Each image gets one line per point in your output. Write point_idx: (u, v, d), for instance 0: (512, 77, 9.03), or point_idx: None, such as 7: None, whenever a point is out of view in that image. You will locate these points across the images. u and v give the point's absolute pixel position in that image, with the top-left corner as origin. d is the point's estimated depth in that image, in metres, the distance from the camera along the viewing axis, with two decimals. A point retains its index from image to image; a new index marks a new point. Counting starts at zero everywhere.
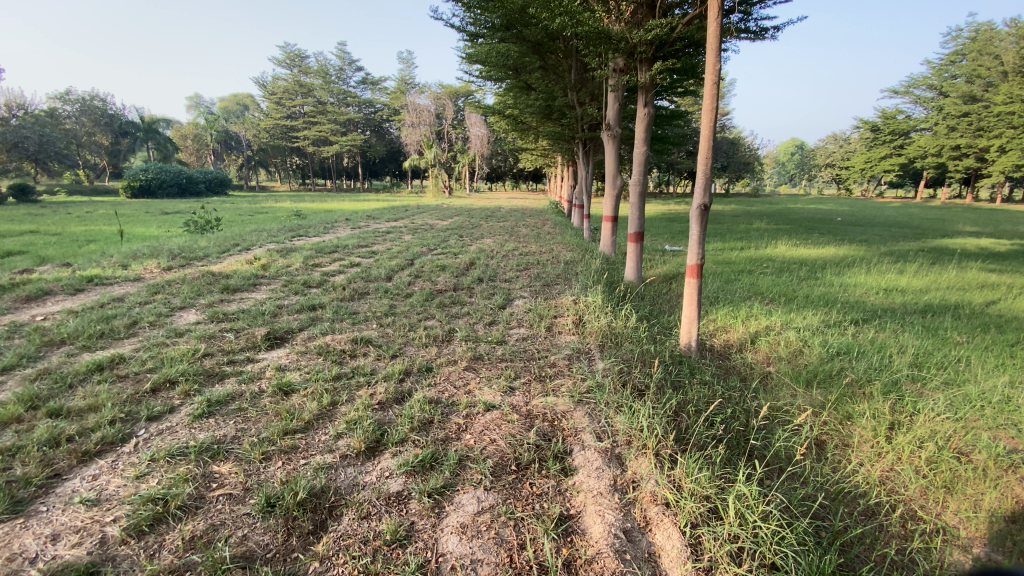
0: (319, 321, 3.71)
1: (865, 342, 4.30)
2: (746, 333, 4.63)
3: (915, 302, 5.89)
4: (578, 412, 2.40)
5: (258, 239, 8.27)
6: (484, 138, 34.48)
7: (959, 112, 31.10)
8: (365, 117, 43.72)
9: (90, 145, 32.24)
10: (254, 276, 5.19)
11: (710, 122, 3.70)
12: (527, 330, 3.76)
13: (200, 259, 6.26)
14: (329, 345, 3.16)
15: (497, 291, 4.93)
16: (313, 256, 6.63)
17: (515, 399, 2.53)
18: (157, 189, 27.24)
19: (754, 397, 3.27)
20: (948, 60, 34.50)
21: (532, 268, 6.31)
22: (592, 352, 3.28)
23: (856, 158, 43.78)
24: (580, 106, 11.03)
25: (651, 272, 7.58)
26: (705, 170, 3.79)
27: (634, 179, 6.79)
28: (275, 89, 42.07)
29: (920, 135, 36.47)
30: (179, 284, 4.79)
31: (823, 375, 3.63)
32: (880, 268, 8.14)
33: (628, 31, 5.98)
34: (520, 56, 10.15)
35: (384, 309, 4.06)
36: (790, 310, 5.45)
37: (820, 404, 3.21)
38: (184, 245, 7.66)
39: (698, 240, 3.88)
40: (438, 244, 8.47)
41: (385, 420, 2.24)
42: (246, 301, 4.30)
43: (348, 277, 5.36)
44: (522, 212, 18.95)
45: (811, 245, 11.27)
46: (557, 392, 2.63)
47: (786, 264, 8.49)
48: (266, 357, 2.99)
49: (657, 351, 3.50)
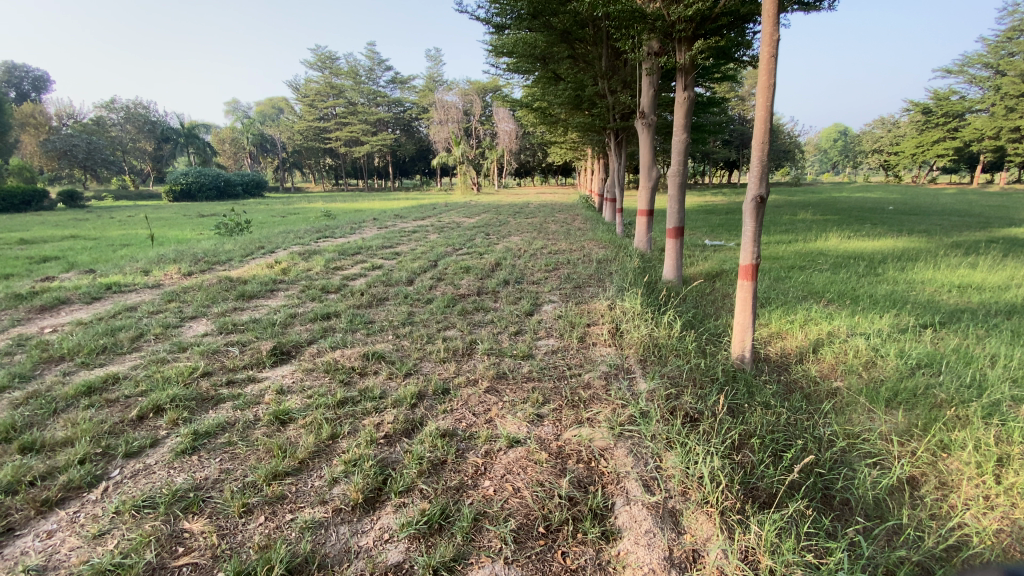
0: (331, 332, 3.41)
1: (949, 351, 3.71)
2: (805, 340, 4.11)
3: (996, 302, 5.20)
4: (620, 450, 2.01)
5: (283, 242, 8.14)
6: (512, 133, 34.12)
7: (1020, 91, 28.82)
8: (394, 116, 44.16)
9: (134, 151, 33.46)
10: (271, 281, 4.99)
11: (766, 102, 3.22)
12: (557, 340, 3.38)
13: (222, 263, 6.13)
14: (338, 361, 2.85)
15: (525, 295, 4.55)
16: (335, 258, 6.41)
17: (543, 430, 2.15)
18: (197, 193, 28.17)
19: (825, 421, 2.80)
20: (1009, 35, 32.05)
21: (562, 267, 5.91)
22: (632, 369, 2.88)
23: (905, 142, 41.29)
24: (611, 94, 10.50)
25: (692, 269, 7.03)
26: (762, 158, 3.31)
27: (672, 171, 6.28)
28: (308, 91, 42.88)
29: (977, 116, 34.00)
30: (194, 291, 4.61)
31: (905, 394, 3.10)
32: (947, 261, 7.34)
33: (666, 8, 5.48)
34: (547, 45, 9.72)
35: (402, 318, 3.74)
36: (853, 313, 4.85)
37: (906, 431, 2.71)
38: (210, 248, 7.60)
39: (753, 237, 3.41)
40: (464, 243, 8.16)
41: (392, 459, 1.91)
42: (259, 310, 4.06)
43: (368, 280, 5.10)
44: (552, 207, 18.59)
45: (865, 237, 10.40)
46: (594, 422, 2.25)
47: (841, 259, 7.78)
48: (268, 376, 2.71)
49: (708, 366, 3.07)
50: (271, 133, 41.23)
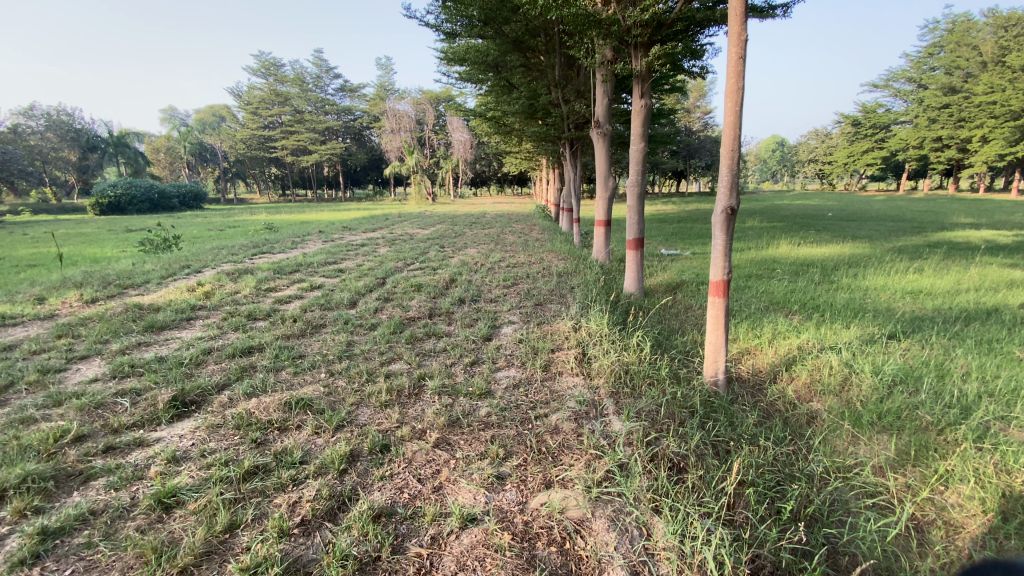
0: (252, 373, 2.88)
1: (920, 364, 3.60)
2: (777, 357, 3.91)
3: (949, 307, 5.25)
4: (599, 523, 1.64)
5: (213, 259, 7.39)
6: (467, 142, 33.76)
7: (939, 104, 31.22)
8: (344, 125, 42.98)
9: (56, 162, 30.63)
10: (190, 308, 4.35)
11: (734, 107, 2.97)
12: (519, 371, 3.00)
13: (136, 287, 5.38)
14: (253, 413, 2.34)
15: (481, 316, 4.14)
16: (269, 278, 5.78)
17: (504, 498, 1.76)
18: (127, 206, 26.10)
19: (813, 453, 2.55)
20: (927, 52, 34.67)
21: (521, 283, 5.54)
22: (604, 406, 2.52)
23: (838, 152, 43.88)
24: (565, 103, 10.28)
25: (652, 281, 6.85)
26: (730, 167, 3.07)
27: (631, 181, 6.06)
28: (251, 99, 41.10)
29: (901, 128, 36.58)
30: (93, 323, 3.93)
31: (889, 416, 2.91)
32: (895, 267, 7.51)
33: (620, 12, 5.28)
34: (499, 52, 9.44)
35: (338, 350, 3.24)
36: (818, 324, 4.74)
37: (898, 461, 2.49)
38: (126, 269, 6.77)
39: (724, 251, 3.15)
40: (416, 257, 7.67)
41: (308, 558, 1.46)
42: (168, 345, 3.45)
43: (304, 303, 4.55)
44: (508, 217, 18.31)
45: (813, 243, 10.64)
46: (565, 482, 1.87)
47: (796, 267, 7.82)
48: (162, 438, 2.17)
49: (685, 397, 2.77)
50: (212, 142, 39.04)
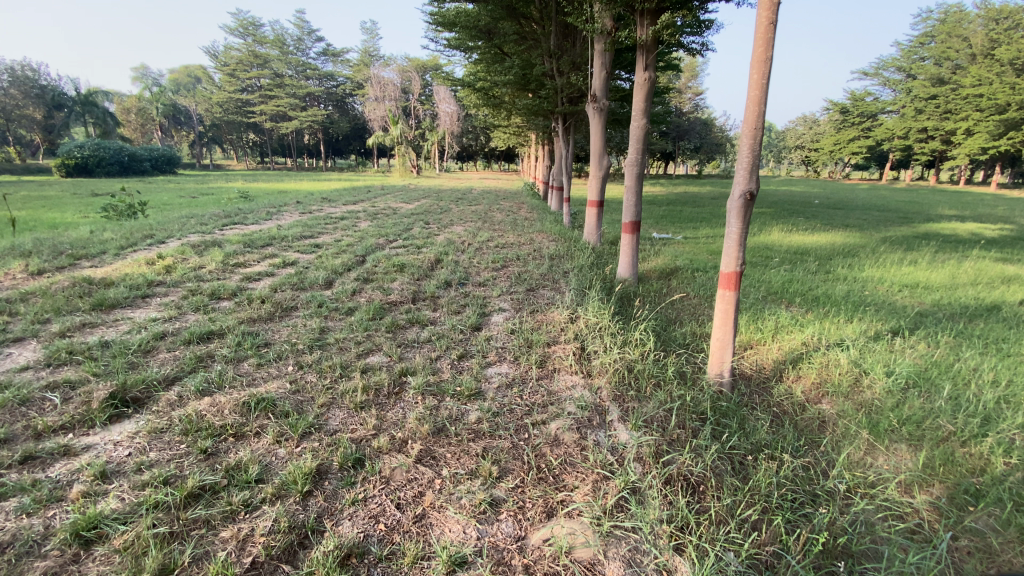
0: (209, 364, 2.53)
1: (933, 366, 3.40)
2: (782, 353, 3.68)
3: (949, 303, 5.10)
4: (614, 568, 1.38)
5: (180, 229, 6.89)
6: (454, 114, 32.81)
7: (926, 95, 31.15)
8: (327, 92, 41.42)
9: (20, 119, 28.80)
10: (146, 284, 3.94)
11: (760, 79, 2.66)
12: (512, 368, 2.70)
13: (90, 258, 4.92)
14: (205, 416, 2.00)
15: (469, 302, 3.83)
16: (238, 252, 5.34)
17: (500, 532, 1.49)
18: (95, 168, 24.79)
19: (832, 466, 2.33)
20: (918, 42, 34.58)
21: (511, 265, 5.23)
22: (608, 413, 2.25)
23: (824, 139, 43.99)
24: (559, 76, 9.65)
25: (646, 266, 6.59)
26: (752, 147, 2.74)
27: (630, 160, 5.71)
28: (229, 59, 39.37)
29: (888, 117, 36.71)
30: (34, 299, 3.51)
31: (909, 425, 2.71)
32: (889, 258, 7.38)
33: None
34: (492, 18, 8.90)
35: (309, 338, 2.90)
36: (821, 317, 4.53)
37: (924, 478, 2.27)
38: (82, 236, 6.25)
39: (738, 240, 2.85)
40: (399, 233, 7.29)
41: None
42: (117, 328, 3.06)
43: (275, 282, 4.16)
44: (494, 194, 17.81)
45: (806, 231, 10.47)
46: (573, 515, 1.59)
47: (791, 255, 7.64)
48: (92, 446, 1.83)
49: (694, 399, 2.51)
50: (186, 105, 37.37)
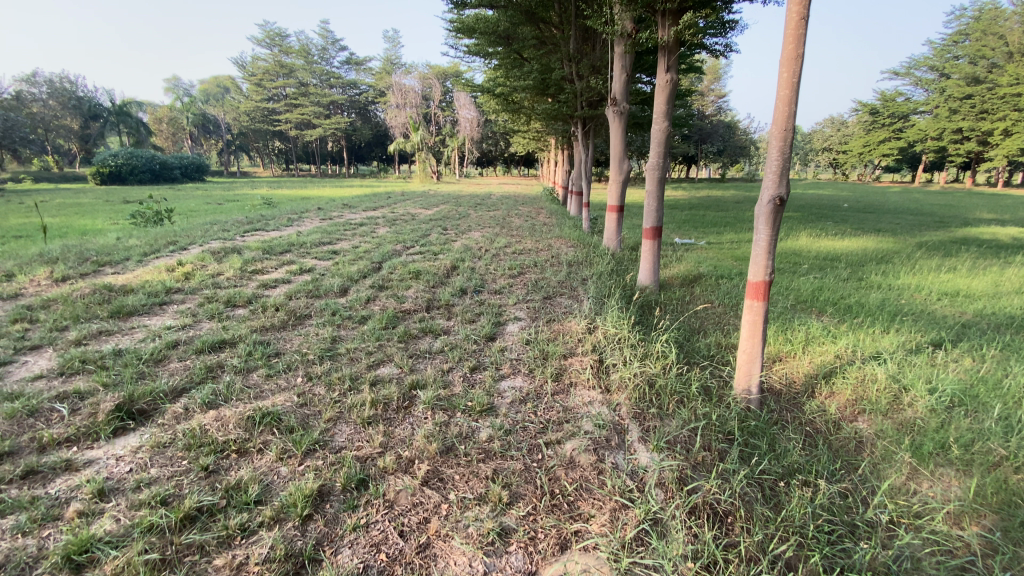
0: (218, 375, 2.49)
1: (979, 383, 3.16)
2: (813, 366, 3.49)
3: (993, 313, 4.79)
4: None
5: (202, 235, 6.99)
6: (474, 120, 32.96)
7: (961, 95, 30.03)
8: (349, 99, 42.12)
9: (58, 130, 30.02)
10: (164, 291, 3.96)
11: (790, 78, 2.51)
12: (526, 381, 2.59)
13: (114, 265, 5.00)
14: (209, 431, 1.95)
15: (484, 310, 3.74)
16: (256, 258, 5.36)
17: (508, 566, 1.38)
18: (127, 176, 25.63)
19: (871, 493, 2.15)
20: (952, 40, 33.42)
21: (528, 272, 5.12)
22: (628, 431, 2.12)
23: (853, 141, 42.76)
24: (579, 80, 9.54)
25: (667, 272, 6.42)
26: (781, 149, 2.58)
27: (651, 164, 5.56)
28: (256, 70, 40.40)
29: (920, 118, 35.49)
30: (54, 306, 3.54)
31: (957, 447, 2.50)
32: (925, 265, 7.03)
33: None
34: (511, 23, 8.87)
35: (320, 348, 2.84)
36: (854, 328, 4.30)
37: (974, 509, 2.08)
38: (108, 243, 6.38)
39: (767, 249, 2.69)
40: (416, 239, 7.26)
41: None
42: (132, 336, 3.06)
43: (290, 289, 4.14)
44: (514, 199, 17.75)
45: (834, 236, 10.10)
46: (588, 548, 1.47)
47: (820, 261, 7.35)
48: (94, 462, 1.79)
49: (719, 417, 2.37)
50: (214, 114, 38.42)
